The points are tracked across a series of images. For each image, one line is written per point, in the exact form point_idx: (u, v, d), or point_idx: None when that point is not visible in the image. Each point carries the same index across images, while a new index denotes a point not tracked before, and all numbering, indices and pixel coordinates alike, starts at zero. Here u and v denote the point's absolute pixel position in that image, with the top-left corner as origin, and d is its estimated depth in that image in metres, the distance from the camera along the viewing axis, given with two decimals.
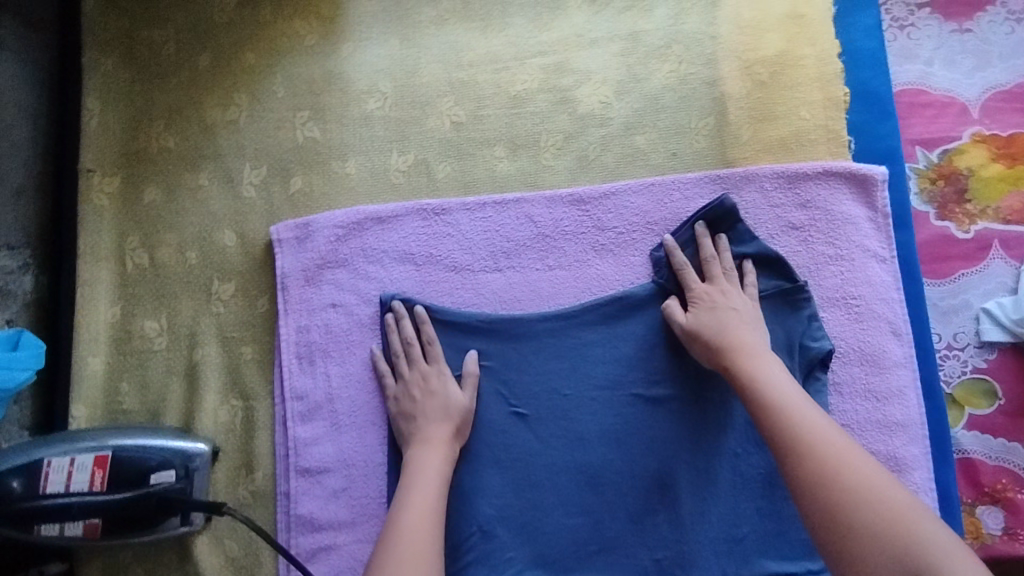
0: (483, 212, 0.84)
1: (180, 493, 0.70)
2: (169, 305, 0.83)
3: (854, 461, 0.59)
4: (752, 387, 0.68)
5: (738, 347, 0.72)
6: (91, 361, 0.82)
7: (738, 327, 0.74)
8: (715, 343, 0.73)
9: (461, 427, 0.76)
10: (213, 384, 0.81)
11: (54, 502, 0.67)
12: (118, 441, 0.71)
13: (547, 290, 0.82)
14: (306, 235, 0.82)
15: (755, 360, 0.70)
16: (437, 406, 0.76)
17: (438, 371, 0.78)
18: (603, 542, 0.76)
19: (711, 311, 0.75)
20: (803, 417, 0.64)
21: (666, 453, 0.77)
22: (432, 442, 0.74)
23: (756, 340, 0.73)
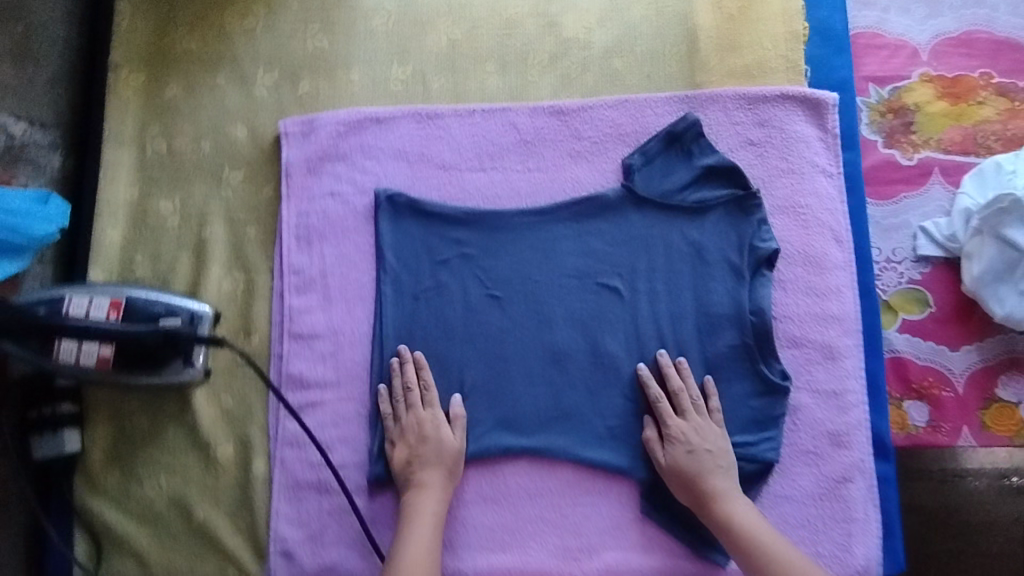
0: (471, 118, 0.91)
1: (185, 333, 0.78)
2: (182, 188, 0.91)
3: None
4: (747, 544, 0.74)
5: (719, 498, 0.77)
6: (109, 232, 0.89)
7: (713, 468, 0.79)
8: (697, 489, 0.78)
9: (455, 469, 0.81)
10: (219, 258, 0.89)
11: (71, 326, 0.75)
12: (132, 291, 0.79)
13: (526, 189, 0.90)
14: (310, 130, 0.91)
15: (732, 504, 0.77)
16: (432, 451, 0.80)
17: (433, 418, 0.81)
18: (562, 409, 0.84)
19: (690, 446, 0.79)
20: (776, 544, 0.74)
21: (624, 337, 0.86)
22: (428, 488, 0.79)
23: (728, 478, 0.79)
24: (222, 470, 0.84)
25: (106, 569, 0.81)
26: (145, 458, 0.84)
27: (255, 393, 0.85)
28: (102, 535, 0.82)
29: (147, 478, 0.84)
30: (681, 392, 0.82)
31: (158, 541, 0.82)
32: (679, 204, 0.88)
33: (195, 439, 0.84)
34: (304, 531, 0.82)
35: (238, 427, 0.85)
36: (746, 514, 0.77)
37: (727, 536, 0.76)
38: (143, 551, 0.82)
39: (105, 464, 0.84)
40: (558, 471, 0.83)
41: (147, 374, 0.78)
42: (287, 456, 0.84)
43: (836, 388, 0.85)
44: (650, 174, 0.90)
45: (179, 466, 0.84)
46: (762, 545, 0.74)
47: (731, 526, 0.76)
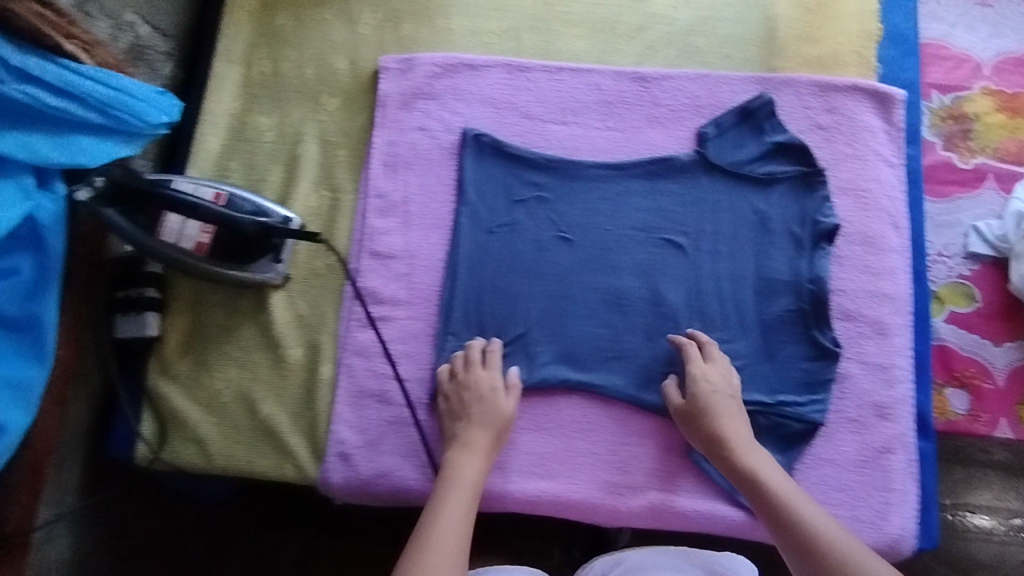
0: (559, 75, 0.96)
1: (278, 228, 0.82)
2: (282, 108, 0.96)
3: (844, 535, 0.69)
4: (762, 490, 0.75)
5: (735, 443, 0.79)
6: (209, 139, 0.94)
7: (731, 417, 0.81)
8: (713, 431, 0.80)
9: (501, 435, 0.81)
10: (309, 176, 0.94)
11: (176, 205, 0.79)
12: (235, 189, 0.84)
13: (603, 145, 0.94)
14: (409, 68, 0.96)
15: (748, 451, 0.78)
16: (488, 413, 0.81)
17: (493, 382, 0.82)
18: (620, 350, 0.87)
19: (709, 395, 0.81)
20: (792, 496, 0.74)
21: (685, 291, 0.89)
22: (472, 447, 0.78)
23: (744, 427, 0.81)
24: (289, 370, 0.87)
25: (169, 451, 0.84)
26: (217, 352, 0.88)
27: (329, 302, 0.89)
28: (169, 417, 0.86)
29: (216, 369, 0.87)
30: (708, 346, 0.85)
31: (222, 429, 0.85)
32: (748, 174, 0.93)
33: (266, 338, 0.88)
34: (361, 437, 0.84)
35: (308, 332, 0.88)
36: (760, 461, 0.77)
37: (740, 480, 0.77)
38: (205, 438, 0.85)
39: (180, 350, 0.88)
40: (612, 409, 0.86)
41: (236, 270, 0.83)
42: (353, 363, 0.87)
43: (884, 362, 0.87)
44: (723, 144, 0.94)
45: (248, 361, 0.87)
46: (775, 488, 0.74)
47: (744, 471, 0.77)
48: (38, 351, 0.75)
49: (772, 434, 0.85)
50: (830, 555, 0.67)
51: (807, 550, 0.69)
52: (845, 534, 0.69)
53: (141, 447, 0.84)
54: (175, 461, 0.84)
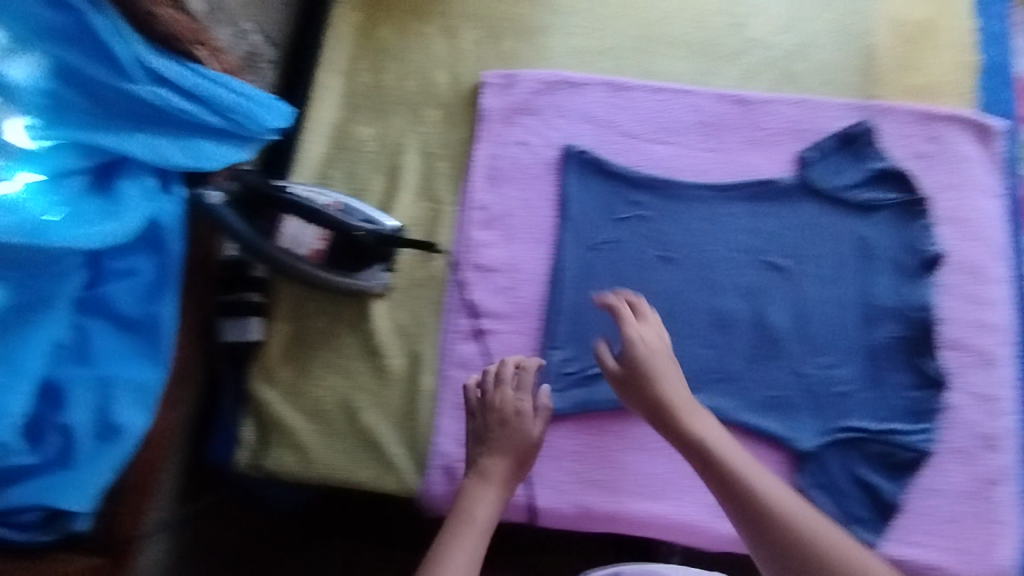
0: (659, 95, 0.96)
1: (389, 237, 0.84)
2: (383, 118, 0.96)
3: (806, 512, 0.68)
4: (714, 460, 0.70)
5: (680, 408, 0.74)
6: (312, 147, 0.95)
7: (670, 377, 0.76)
8: (657, 397, 0.75)
9: (523, 462, 0.77)
10: (411, 186, 0.94)
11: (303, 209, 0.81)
12: (348, 198, 0.86)
13: (702, 166, 0.94)
14: (511, 83, 0.96)
15: (692, 415, 0.74)
16: (512, 441, 0.77)
17: (519, 402, 0.79)
18: (725, 372, 0.86)
19: (647, 356, 0.77)
20: (746, 466, 0.70)
21: (789, 314, 0.88)
22: (490, 477, 0.75)
23: (682, 386, 0.77)
24: (390, 381, 0.86)
25: (269, 458, 0.84)
26: (318, 360, 0.87)
27: (430, 313, 0.89)
28: (271, 424, 0.85)
29: (318, 377, 0.87)
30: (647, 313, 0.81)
31: (323, 438, 0.84)
32: (852, 200, 0.92)
33: (367, 348, 0.88)
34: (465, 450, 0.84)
35: (409, 342, 0.88)
36: (707, 426, 0.73)
37: (680, 443, 0.73)
38: (307, 446, 0.84)
39: (281, 358, 0.87)
40: None
41: (345, 280, 0.86)
42: (456, 376, 0.86)
43: (990, 393, 0.86)
44: (825, 169, 0.94)
45: (349, 370, 0.87)
46: (724, 455, 0.71)
47: (694, 439, 0.72)
48: (154, 353, 0.75)
49: (878, 461, 0.85)
50: (789, 528, 0.66)
51: (762, 522, 0.67)
52: (796, 503, 0.68)
53: (243, 453, 0.84)
54: (277, 469, 0.83)
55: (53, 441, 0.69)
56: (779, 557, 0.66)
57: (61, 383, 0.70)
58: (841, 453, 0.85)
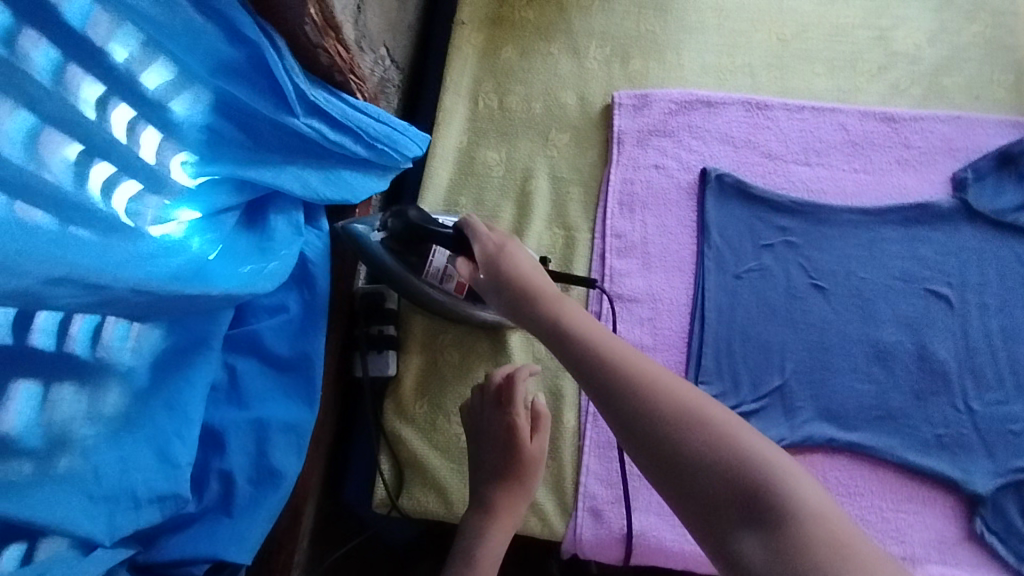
0: (801, 114, 0.92)
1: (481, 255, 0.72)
2: (510, 142, 0.94)
3: (690, 394, 0.51)
4: (571, 339, 0.56)
5: (540, 293, 0.60)
6: (440, 173, 0.92)
7: (528, 266, 0.63)
8: (510, 284, 0.62)
9: (524, 485, 0.75)
10: (541, 212, 0.90)
11: (447, 238, 0.75)
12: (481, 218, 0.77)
13: (851, 188, 0.90)
14: (644, 104, 0.93)
15: (554, 298, 0.60)
16: (509, 464, 0.75)
17: (507, 419, 0.76)
18: (887, 409, 0.81)
19: (496, 256, 0.66)
20: (616, 344, 0.55)
21: (953, 346, 0.83)
22: (495, 508, 0.73)
23: (539, 272, 0.64)
24: None
25: (405, 498, 0.79)
26: (453, 394, 0.84)
27: None
28: (406, 463, 0.81)
29: (455, 412, 0.83)
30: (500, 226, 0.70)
31: (461, 476, 0.80)
32: (1010, 223, 0.87)
33: None
34: (611, 492, 0.80)
35: (548, 377, 0.85)
36: (568, 307, 0.58)
37: (534, 324, 0.59)
38: (445, 484, 0.80)
39: (416, 393, 0.84)
40: (880, 471, 0.80)
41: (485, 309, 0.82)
42: (599, 412, 0.83)
43: None
44: (982, 190, 0.89)
45: None
46: (577, 327, 0.56)
47: (546, 318, 0.58)
48: (306, 394, 0.73)
49: None
50: (653, 400, 0.50)
51: (624, 398, 0.51)
52: (675, 386, 0.51)
53: (379, 491, 0.80)
54: (414, 509, 0.79)
55: (213, 488, 0.66)
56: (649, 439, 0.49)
57: (218, 429, 0.67)
58: (1017, 496, 0.78)
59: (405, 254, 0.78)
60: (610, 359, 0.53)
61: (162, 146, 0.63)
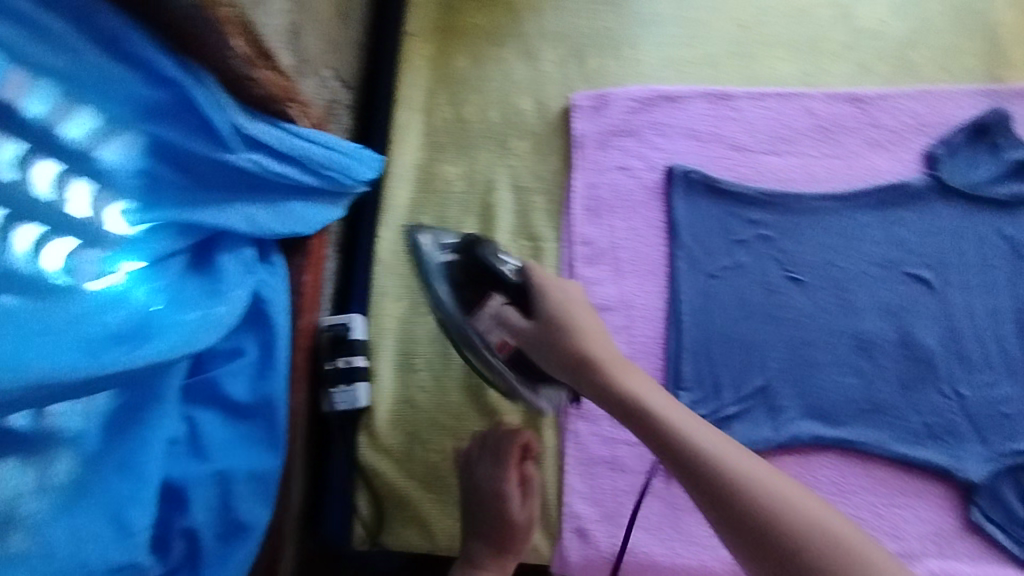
0: (766, 102, 0.89)
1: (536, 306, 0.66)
2: (469, 155, 0.91)
3: (779, 485, 0.53)
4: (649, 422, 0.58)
5: (602, 364, 0.61)
6: (400, 193, 0.90)
7: (595, 333, 0.63)
8: (564, 350, 0.62)
9: (509, 545, 0.73)
10: (506, 225, 0.88)
11: (528, 294, 0.66)
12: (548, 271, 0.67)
13: (823, 175, 0.87)
14: (603, 105, 0.90)
15: (625, 372, 0.61)
16: (498, 524, 0.73)
17: (500, 480, 0.73)
18: (874, 401, 0.79)
19: (555, 305, 0.64)
20: (697, 430, 0.57)
21: (937, 332, 0.81)
22: (475, 565, 0.71)
23: (610, 343, 0.64)
24: None
25: (387, 533, 0.79)
26: (428, 422, 0.83)
27: None
28: (384, 497, 0.80)
29: (431, 440, 0.82)
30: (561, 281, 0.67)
31: (442, 506, 0.80)
32: (988, 197, 0.84)
33: (480, 405, 0.83)
34: (596, 509, 0.78)
35: None
36: (641, 384, 0.60)
37: (614, 407, 0.60)
38: (426, 517, 0.79)
39: (390, 423, 0.83)
40: (871, 466, 0.77)
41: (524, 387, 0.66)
42: (579, 428, 0.80)
43: None
44: (957, 165, 0.86)
45: (464, 430, 0.82)
46: (660, 414, 0.58)
47: (620, 398, 0.59)
48: (272, 439, 0.71)
49: None
50: (752, 498, 0.52)
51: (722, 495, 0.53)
52: (764, 474, 0.53)
53: (358, 530, 0.80)
54: (396, 544, 0.79)
55: (177, 546, 0.65)
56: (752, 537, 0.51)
57: (180, 485, 0.66)
58: (1014, 480, 0.76)
59: (456, 295, 0.65)
60: (702, 453, 0.55)
61: (96, 198, 0.61)
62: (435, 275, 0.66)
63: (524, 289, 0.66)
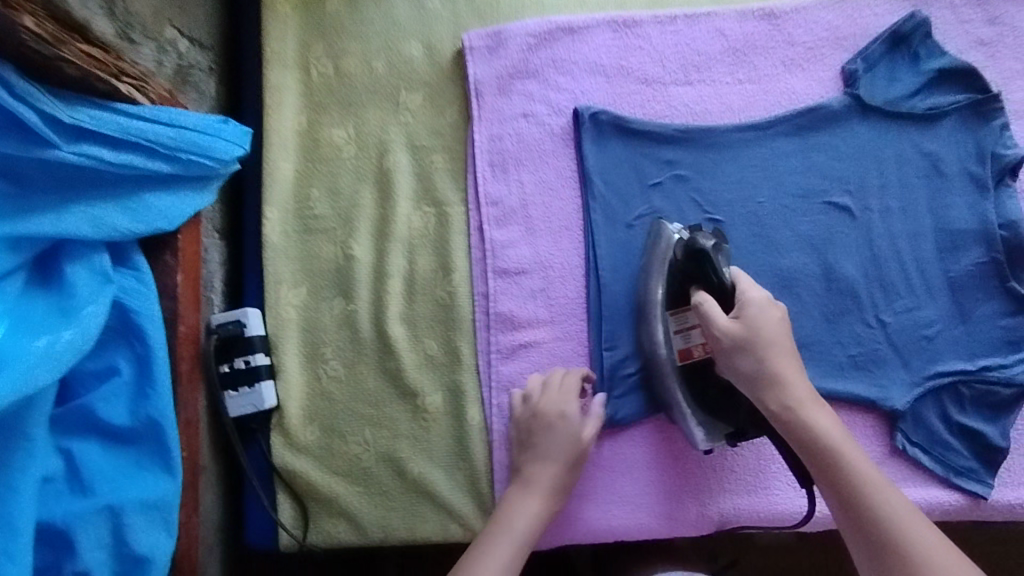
0: (674, 26, 0.82)
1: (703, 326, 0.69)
2: (356, 114, 0.81)
3: (914, 525, 0.59)
4: (826, 457, 0.63)
5: (801, 403, 0.65)
6: (282, 166, 0.80)
7: (789, 367, 0.66)
8: (761, 374, 0.66)
9: (573, 466, 0.71)
10: (405, 191, 0.80)
11: (734, 297, 0.69)
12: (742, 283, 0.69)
13: (738, 103, 0.81)
14: (498, 43, 0.81)
15: (815, 409, 0.65)
16: (562, 447, 0.70)
17: (566, 404, 0.72)
18: (799, 338, 0.77)
19: (755, 315, 0.67)
20: (864, 467, 0.62)
21: (860, 262, 0.78)
22: (534, 484, 0.69)
23: (796, 365, 0.67)
24: (432, 420, 0.77)
25: (316, 532, 0.75)
26: (344, 413, 0.77)
27: (460, 335, 0.78)
28: (305, 496, 0.76)
29: (350, 432, 0.77)
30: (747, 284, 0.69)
31: (370, 497, 0.76)
32: (908, 112, 0.80)
33: (399, 388, 0.77)
34: None
35: (445, 373, 0.77)
36: (829, 423, 0.64)
37: (800, 439, 0.64)
38: (355, 510, 0.76)
39: (303, 418, 0.77)
40: None
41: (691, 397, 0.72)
42: (504, 401, 0.76)
43: None
44: (875, 80, 0.81)
45: (385, 417, 0.77)
46: (840, 451, 0.63)
47: (817, 439, 0.64)
48: (165, 460, 0.66)
49: (975, 404, 0.76)
50: (892, 532, 0.59)
51: (866, 523, 0.60)
52: (905, 516, 0.59)
53: (284, 535, 0.75)
54: (327, 542, 0.76)
55: None
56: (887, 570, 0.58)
57: (62, 527, 0.60)
58: (935, 401, 0.77)
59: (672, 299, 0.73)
60: (863, 486, 0.61)
61: None
62: (660, 266, 0.74)
63: (710, 310, 0.68)
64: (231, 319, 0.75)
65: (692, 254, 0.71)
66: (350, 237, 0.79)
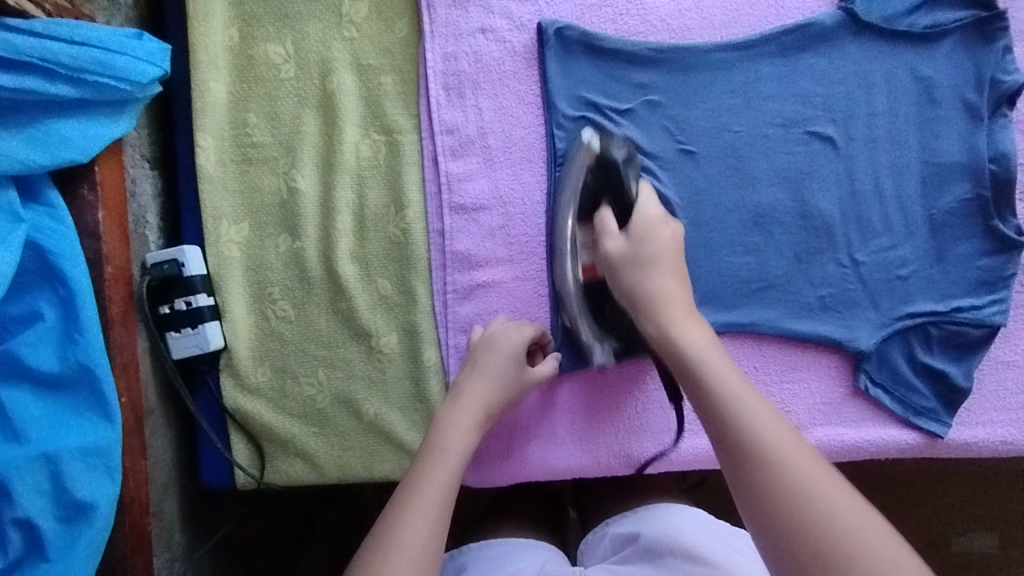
0: None
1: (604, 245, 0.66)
2: (294, 27, 0.73)
3: (764, 415, 0.50)
4: (683, 361, 0.56)
5: (663, 305, 0.60)
6: (213, 86, 0.72)
7: (661, 276, 0.62)
8: (635, 290, 0.62)
9: (514, 391, 0.66)
10: (351, 115, 0.73)
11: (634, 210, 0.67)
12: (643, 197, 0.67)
13: (720, 18, 0.74)
14: None
15: (680, 316, 0.59)
16: (505, 369, 0.66)
17: (520, 334, 0.68)
18: (769, 278, 0.73)
19: (647, 238, 0.64)
20: (717, 365, 0.54)
21: (839, 197, 0.74)
22: (466, 395, 0.64)
23: (681, 289, 0.62)
24: (387, 361, 0.73)
25: (274, 471, 0.74)
26: (293, 352, 0.74)
27: (415, 274, 0.73)
28: (260, 437, 0.74)
29: (303, 373, 0.74)
30: (645, 200, 0.67)
31: (325, 437, 0.73)
32: (905, 30, 0.74)
33: (351, 329, 0.73)
34: None
35: (399, 313, 0.73)
36: (691, 329, 0.58)
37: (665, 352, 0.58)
38: (311, 451, 0.73)
39: (252, 358, 0.74)
40: (766, 345, 0.74)
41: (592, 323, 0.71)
42: (461, 344, 0.73)
43: None
44: None
45: (337, 358, 0.73)
46: (695, 354, 0.56)
47: (674, 343, 0.57)
48: (102, 407, 0.62)
49: (944, 345, 0.74)
50: (736, 422, 0.50)
51: (714, 416, 0.51)
52: (756, 406, 0.51)
53: (240, 475, 0.73)
54: (284, 480, 0.74)
55: (13, 538, 0.58)
56: (747, 476, 0.48)
57: None
58: (904, 343, 0.74)
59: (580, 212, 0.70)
60: (711, 380, 0.53)
61: None
62: (574, 178, 0.70)
63: (608, 227, 0.66)
64: (167, 259, 0.70)
65: (603, 163, 0.70)
66: (293, 168, 0.73)
